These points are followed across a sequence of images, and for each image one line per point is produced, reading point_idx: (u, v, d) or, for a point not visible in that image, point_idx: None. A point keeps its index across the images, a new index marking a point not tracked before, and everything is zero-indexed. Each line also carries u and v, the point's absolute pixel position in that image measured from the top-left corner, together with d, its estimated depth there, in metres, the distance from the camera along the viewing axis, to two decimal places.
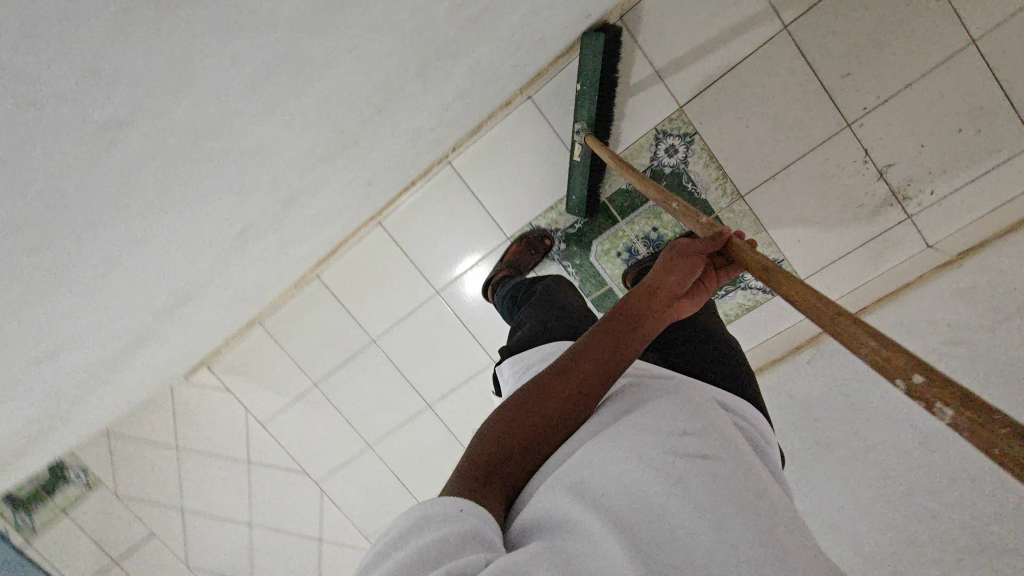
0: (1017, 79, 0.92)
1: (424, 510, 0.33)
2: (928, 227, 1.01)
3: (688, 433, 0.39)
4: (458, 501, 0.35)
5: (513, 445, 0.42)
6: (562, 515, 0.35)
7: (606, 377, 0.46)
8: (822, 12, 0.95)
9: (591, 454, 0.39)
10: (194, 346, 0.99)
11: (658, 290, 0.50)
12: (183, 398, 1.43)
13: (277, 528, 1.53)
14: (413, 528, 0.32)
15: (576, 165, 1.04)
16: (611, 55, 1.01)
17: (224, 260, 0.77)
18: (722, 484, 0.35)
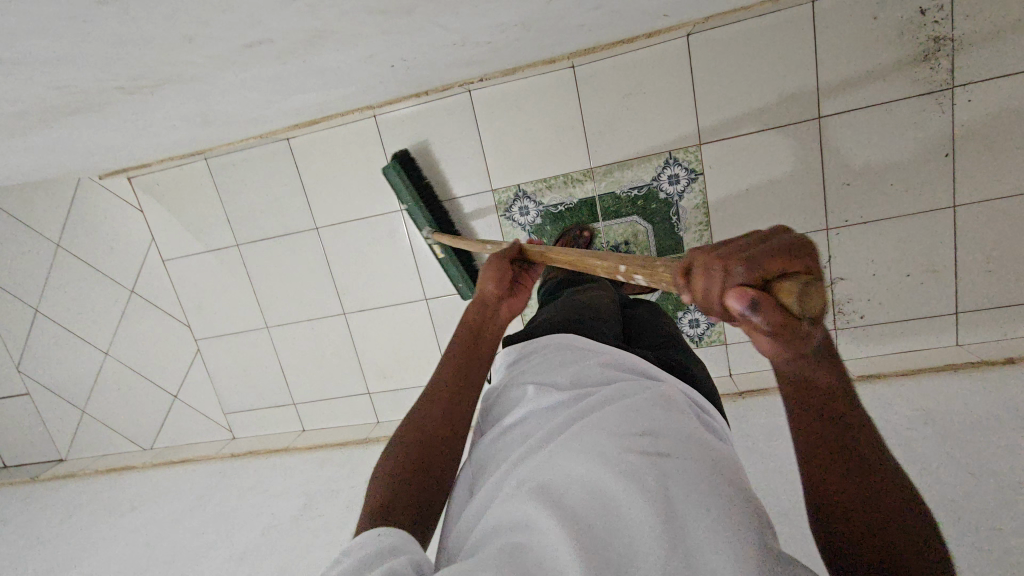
0: (968, 255, 1.03)
1: (354, 540, 0.47)
2: (845, 344, 1.12)
3: (642, 432, 0.49)
4: (385, 528, 0.48)
5: (415, 443, 0.58)
6: (525, 516, 0.45)
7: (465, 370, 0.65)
8: (854, 120, 1.01)
9: (554, 459, 0.49)
10: (127, 150, 0.89)
11: (477, 298, 0.73)
12: (87, 197, 1.30)
13: (135, 367, 1.44)
14: (344, 554, 0.46)
15: (446, 262, 1.15)
16: (414, 171, 1.14)
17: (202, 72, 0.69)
18: (669, 479, 0.45)
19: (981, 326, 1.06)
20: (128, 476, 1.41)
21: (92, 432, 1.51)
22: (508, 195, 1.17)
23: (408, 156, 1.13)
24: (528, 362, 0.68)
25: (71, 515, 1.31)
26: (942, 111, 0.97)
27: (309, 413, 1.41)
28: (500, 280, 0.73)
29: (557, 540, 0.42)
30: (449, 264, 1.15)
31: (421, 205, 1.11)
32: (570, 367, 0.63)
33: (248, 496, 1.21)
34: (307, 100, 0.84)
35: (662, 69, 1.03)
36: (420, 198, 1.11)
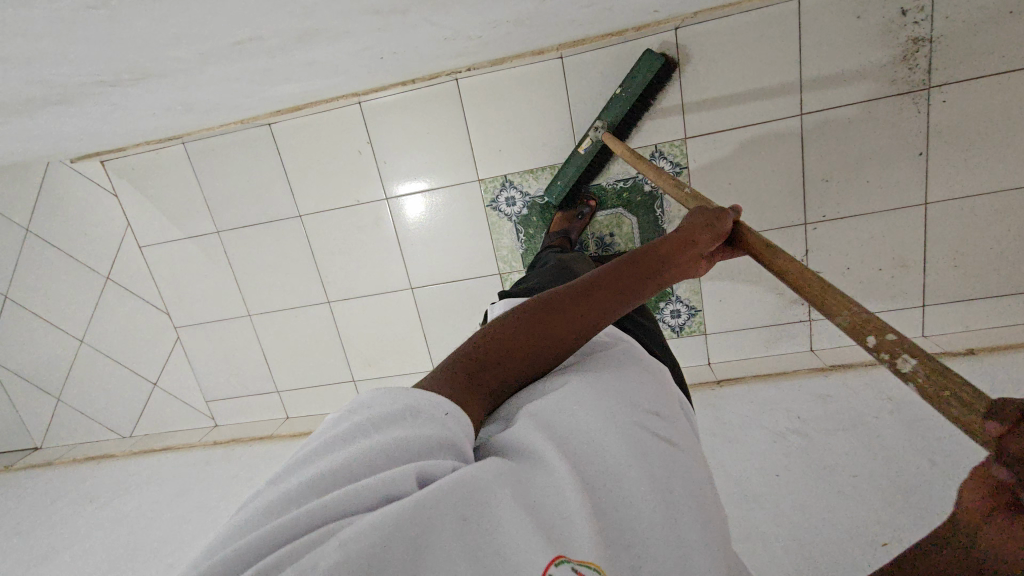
0: (936, 251, 1.08)
1: (413, 403, 0.41)
2: (818, 335, 1.16)
3: (654, 414, 0.51)
4: (446, 405, 0.43)
5: (525, 336, 0.53)
6: (536, 450, 0.44)
7: (617, 296, 0.56)
8: (835, 118, 1.03)
9: (572, 405, 0.49)
10: (100, 136, 0.86)
11: (680, 240, 0.62)
12: (58, 181, 1.26)
13: (112, 355, 1.41)
14: (397, 415, 0.40)
15: (576, 158, 1.07)
16: (660, 78, 1.03)
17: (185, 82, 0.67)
18: (675, 467, 0.46)
19: (945, 318, 1.11)
20: (108, 464, 1.40)
21: (68, 419, 1.49)
22: (493, 185, 1.17)
23: (672, 65, 1.02)
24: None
25: (48, 505, 1.29)
26: (918, 110, 1.00)
27: (293, 401, 1.41)
28: (709, 239, 0.63)
29: (568, 482, 0.41)
30: (575, 162, 1.08)
31: (622, 106, 1.01)
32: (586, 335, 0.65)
33: (232, 486, 1.21)
34: (291, 90, 0.82)
35: None
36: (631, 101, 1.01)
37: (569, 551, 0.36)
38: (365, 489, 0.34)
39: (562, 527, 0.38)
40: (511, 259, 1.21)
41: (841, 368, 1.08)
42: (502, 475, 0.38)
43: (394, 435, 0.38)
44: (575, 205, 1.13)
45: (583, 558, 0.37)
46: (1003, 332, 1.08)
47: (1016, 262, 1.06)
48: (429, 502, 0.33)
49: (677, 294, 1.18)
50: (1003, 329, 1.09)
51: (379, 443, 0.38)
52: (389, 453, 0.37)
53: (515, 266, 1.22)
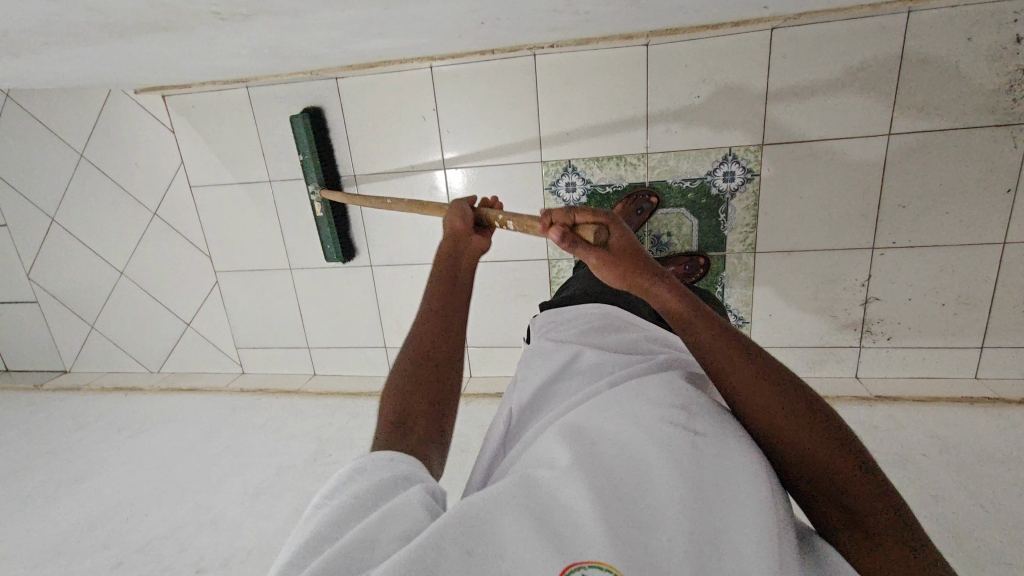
0: (1006, 294, 1.04)
1: (359, 462, 0.44)
2: (866, 363, 1.14)
3: (682, 409, 0.48)
4: (396, 449, 0.46)
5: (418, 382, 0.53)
6: (551, 459, 0.45)
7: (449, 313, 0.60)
8: (923, 143, 0.99)
9: (592, 415, 0.50)
10: (181, 69, 0.85)
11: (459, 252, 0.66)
12: (118, 111, 1.25)
13: (150, 290, 1.42)
14: (356, 473, 0.43)
15: (323, 220, 1.20)
16: (322, 128, 1.18)
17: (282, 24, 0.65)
18: (704, 459, 0.43)
19: (1003, 363, 1.08)
20: (137, 397, 1.42)
21: (101, 348, 1.51)
22: (556, 168, 1.14)
23: (321, 114, 1.17)
24: (581, 329, 0.68)
25: (77, 428, 1.31)
26: (1014, 145, 0.96)
27: (323, 359, 1.41)
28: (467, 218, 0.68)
29: (578, 480, 0.41)
30: (324, 224, 1.20)
31: (314, 163, 1.15)
32: (623, 340, 0.64)
33: (257, 433, 1.20)
34: (378, 44, 0.80)
35: (738, 61, 1.00)
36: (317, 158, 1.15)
37: (584, 555, 0.37)
38: (359, 543, 0.37)
39: (573, 529, 0.39)
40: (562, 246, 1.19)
41: (887, 401, 1.07)
42: (507, 496, 0.41)
43: (360, 489, 0.41)
44: (636, 200, 1.10)
45: (595, 560, 0.36)
46: None
47: None
48: (432, 540, 0.36)
49: (727, 303, 1.15)
50: None
51: (340, 508, 0.40)
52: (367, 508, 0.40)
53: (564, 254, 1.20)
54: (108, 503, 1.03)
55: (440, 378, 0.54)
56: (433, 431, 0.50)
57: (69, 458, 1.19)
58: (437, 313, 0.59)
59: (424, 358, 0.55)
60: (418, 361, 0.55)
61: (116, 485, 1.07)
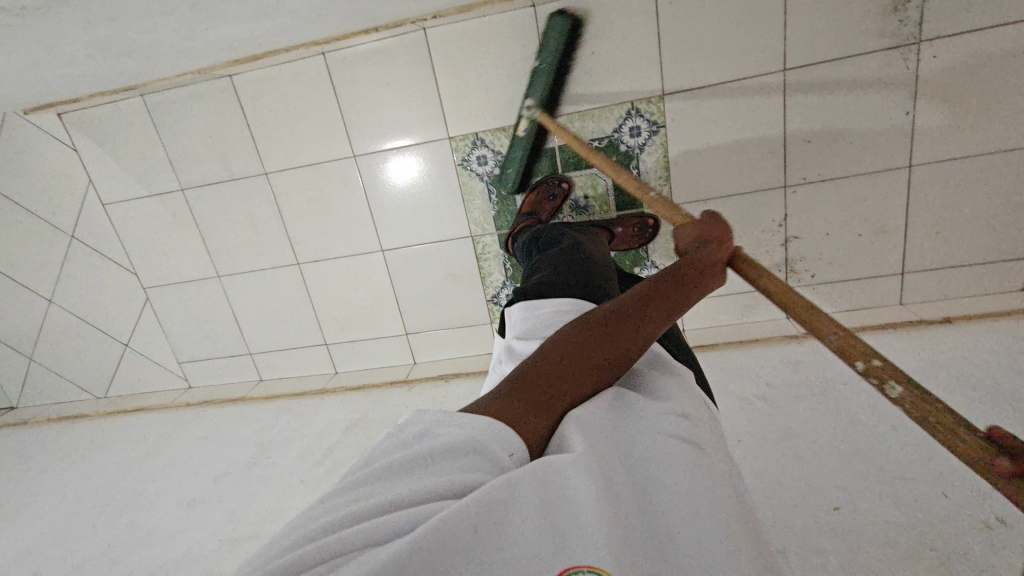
0: (918, 216, 1.04)
1: (478, 439, 0.39)
2: (795, 302, 1.14)
3: (682, 416, 0.45)
4: (510, 443, 0.40)
5: (569, 364, 0.47)
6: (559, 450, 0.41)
7: (641, 320, 0.52)
8: (819, 74, 0.98)
9: (603, 408, 0.46)
10: (36, 78, 0.82)
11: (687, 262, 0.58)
12: (13, 134, 1.21)
13: (81, 314, 1.39)
14: (457, 452, 0.38)
15: (519, 141, 1.05)
16: (570, 40, 1.01)
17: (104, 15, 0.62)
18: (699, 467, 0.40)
19: (924, 286, 1.09)
20: (81, 424, 1.40)
21: (42, 379, 1.48)
22: (465, 143, 1.12)
23: (579, 22, 0.99)
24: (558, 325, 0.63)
25: (17, 462, 1.28)
26: (907, 66, 0.95)
27: (266, 363, 1.40)
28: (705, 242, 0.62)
29: (586, 471, 0.37)
30: (518, 146, 1.05)
31: (545, 75, 0.99)
32: None
33: (198, 444, 1.19)
34: (236, 31, 0.78)
35: (626, 11, 0.98)
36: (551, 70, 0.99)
37: (580, 560, 0.32)
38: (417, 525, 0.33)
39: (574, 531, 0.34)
40: (483, 222, 1.18)
41: None
42: (522, 480, 0.36)
43: (450, 476, 0.36)
44: (546, 187, 1.09)
45: (594, 565, 0.32)
46: (983, 299, 1.05)
47: (1000, 227, 1.03)
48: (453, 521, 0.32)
49: (653, 259, 1.15)
50: (984, 297, 1.06)
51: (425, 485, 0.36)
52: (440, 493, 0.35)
53: (486, 229, 1.18)
54: (43, 531, 1.01)
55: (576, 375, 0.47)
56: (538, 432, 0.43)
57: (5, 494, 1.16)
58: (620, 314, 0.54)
59: (574, 354, 0.48)
60: (578, 342, 0.49)
61: (52, 513, 1.06)
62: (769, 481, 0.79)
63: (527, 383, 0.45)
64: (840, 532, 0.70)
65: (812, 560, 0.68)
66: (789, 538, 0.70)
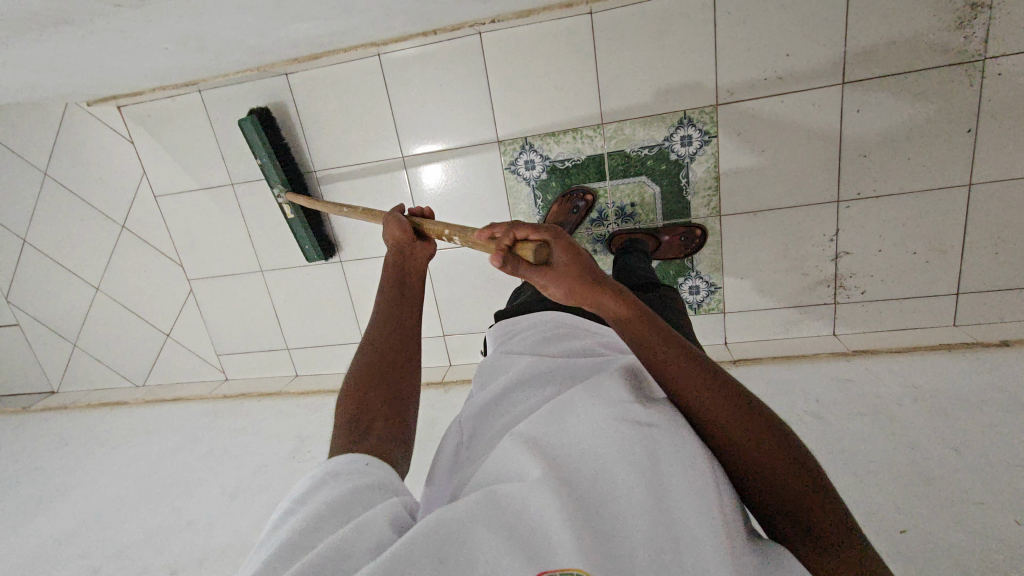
0: (976, 236, 1.02)
1: (332, 467, 0.43)
2: (842, 319, 1.12)
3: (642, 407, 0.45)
4: (363, 458, 0.44)
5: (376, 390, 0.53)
6: (516, 470, 0.41)
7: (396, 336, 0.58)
8: (879, 88, 0.97)
9: (555, 418, 0.46)
10: (110, 71, 0.84)
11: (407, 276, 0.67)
12: (74, 125, 1.25)
13: (126, 302, 1.42)
14: (323, 483, 0.42)
15: (297, 223, 1.17)
16: (272, 128, 1.13)
17: (193, 17, 0.64)
18: (658, 452, 0.41)
19: (979, 308, 1.06)
20: (121, 411, 1.42)
21: (86, 365, 1.51)
22: (514, 147, 1.13)
23: (263, 111, 1.12)
24: (536, 339, 0.64)
25: (59, 444, 1.31)
26: (970, 84, 0.94)
27: (303, 359, 1.41)
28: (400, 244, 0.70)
29: (546, 488, 0.38)
30: (297, 225, 1.18)
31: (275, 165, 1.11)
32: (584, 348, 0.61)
33: (237, 436, 1.20)
34: (306, 30, 0.79)
35: (684, 20, 0.98)
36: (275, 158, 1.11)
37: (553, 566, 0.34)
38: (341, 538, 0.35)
39: (540, 539, 0.36)
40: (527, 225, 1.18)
41: (864, 354, 1.04)
42: (473, 502, 0.37)
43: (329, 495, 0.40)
44: (571, 199, 1.11)
45: (565, 567, 0.34)
46: None
47: None
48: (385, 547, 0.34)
49: (696, 270, 1.14)
50: None
51: (312, 512, 0.39)
52: (340, 514, 0.38)
53: None
54: (88, 513, 1.03)
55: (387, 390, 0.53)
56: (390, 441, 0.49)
57: (50, 476, 1.18)
58: (391, 322, 0.60)
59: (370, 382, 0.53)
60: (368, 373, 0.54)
61: (97, 497, 1.08)
62: None
63: (341, 430, 0.49)
64: None
65: None
66: None
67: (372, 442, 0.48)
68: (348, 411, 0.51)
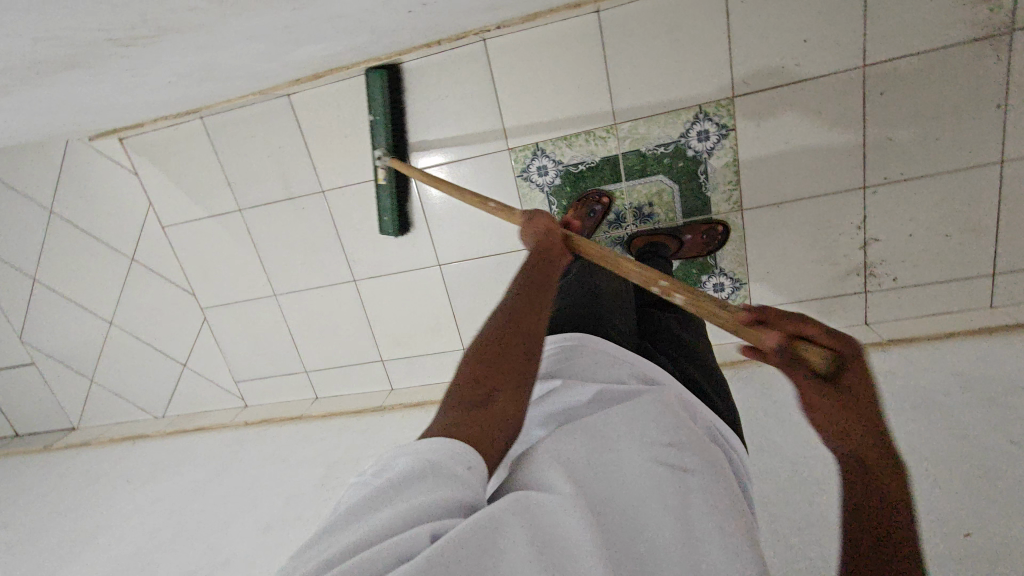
0: (1011, 214, 0.98)
1: (433, 460, 0.39)
2: (873, 308, 1.09)
3: (667, 441, 0.46)
4: (471, 458, 0.40)
5: (501, 370, 0.46)
6: (542, 484, 0.42)
7: (533, 322, 0.52)
8: (902, 69, 0.93)
9: (582, 438, 0.46)
10: (115, 107, 0.82)
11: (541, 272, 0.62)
12: (78, 161, 1.23)
13: (142, 335, 1.41)
14: (414, 475, 0.39)
15: (384, 188, 1.11)
16: (396, 88, 1.08)
17: (197, 49, 0.62)
18: (686, 494, 0.42)
19: (1017, 288, 1.03)
20: (144, 444, 1.41)
21: (105, 400, 1.50)
22: (525, 153, 1.10)
23: (395, 66, 1.07)
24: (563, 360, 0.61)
25: (86, 483, 1.30)
26: (998, 58, 0.90)
27: (323, 381, 1.39)
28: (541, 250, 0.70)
29: (576, 511, 0.39)
30: (384, 192, 1.11)
31: (382, 126, 1.06)
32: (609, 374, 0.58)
33: (264, 466, 1.18)
34: (312, 52, 0.77)
35: (694, 12, 0.95)
36: (386, 120, 1.06)
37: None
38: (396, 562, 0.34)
39: (572, 560, 0.37)
40: None
41: (901, 343, 1.01)
42: (512, 517, 0.38)
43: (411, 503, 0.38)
44: (587, 202, 1.09)
45: None
46: None
47: None
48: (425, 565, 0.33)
49: (720, 267, 1.11)
50: None
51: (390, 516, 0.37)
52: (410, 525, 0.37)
53: None
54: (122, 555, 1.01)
55: (510, 374, 0.47)
56: (501, 426, 0.44)
57: (79, 518, 1.17)
58: (530, 301, 0.55)
59: (495, 358, 0.47)
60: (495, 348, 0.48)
61: (127, 539, 1.06)
62: None
63: (459, 406, 0.44)
64: None
65: None
66: None
67: (486, 421, 0.43)
68: (469, 380, 0.46)
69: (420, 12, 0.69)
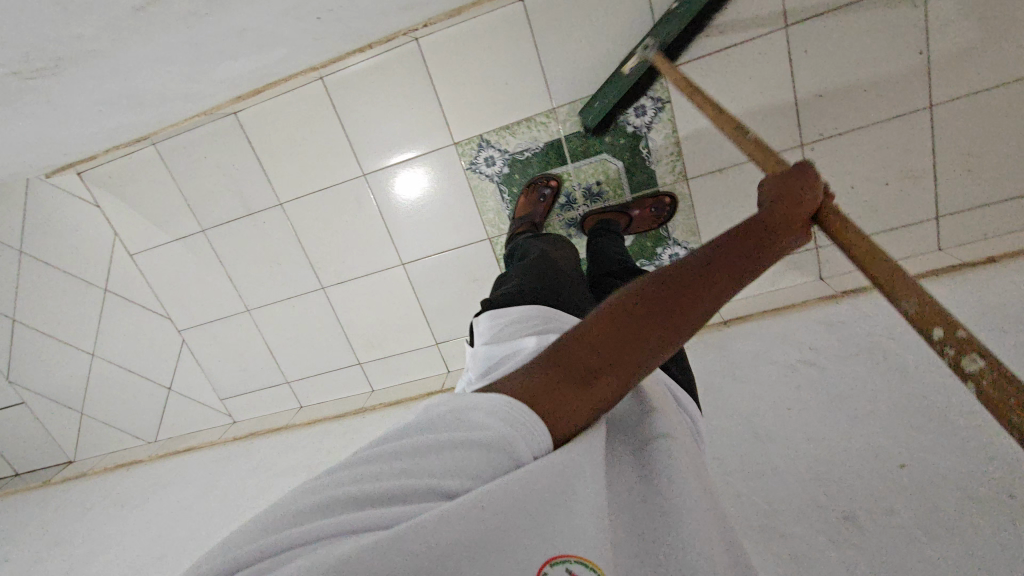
0: (945, 156, 1.00)
1: (510, 440, 0.35)
2: (826, 263, 1.11)
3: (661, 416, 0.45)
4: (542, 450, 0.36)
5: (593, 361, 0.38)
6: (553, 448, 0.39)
7: (676, 317, 0.39)
8: (822, 24, 0.95)
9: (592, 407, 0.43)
10: (55, 140, 0.84)
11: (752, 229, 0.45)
12: (38, 199, 1.25)
13: (123, 363, 1.43)
14: (485, 448, 0.35)
15: (624, 81, 0.96)
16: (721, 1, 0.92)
17: (111, 74, 0.64)
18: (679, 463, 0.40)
19: (961, 228, 1.05)
20: (136, 470, 1.43)
21: (94, 431, 1.53)
22: (470, 146, 1.12)
23: None
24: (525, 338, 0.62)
25: (81, 512, 1.32)
26: (912, 5, 0.92)
27: (305, 390, 1.42)
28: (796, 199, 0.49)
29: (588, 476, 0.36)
30: (618, 86, 0.97)
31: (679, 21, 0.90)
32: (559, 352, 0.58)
33: (250, 478, 1.21)
34: (237, 68, 0.79)
35: None
36: (690, 18, 0.90)
37: (568, 549, 0.32)
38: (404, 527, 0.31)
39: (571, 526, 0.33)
40: (498, 222, 1.17)
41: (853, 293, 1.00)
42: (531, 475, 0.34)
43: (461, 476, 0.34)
44: (536, 188, 1.11)
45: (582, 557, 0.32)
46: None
47: None
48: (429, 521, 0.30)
49: (673, 237, 1.13)
50: None
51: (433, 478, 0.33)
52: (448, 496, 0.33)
53: (500, 226, 1.18)
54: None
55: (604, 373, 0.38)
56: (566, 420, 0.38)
57: (75, 546, 1.19)
58: (701, 282, 0.40)
59: (600, 342, 0.39)
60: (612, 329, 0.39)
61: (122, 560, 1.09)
62: (827, 444, 0.76)
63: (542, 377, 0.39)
64: (916, 492, 0.66)
65: (888, 525, 0.64)
66: (859, 502, 0.67)
67: (557, 410, 0.38)
68: (571, 350, 0.39)
69: (331, 18, 0.71)
